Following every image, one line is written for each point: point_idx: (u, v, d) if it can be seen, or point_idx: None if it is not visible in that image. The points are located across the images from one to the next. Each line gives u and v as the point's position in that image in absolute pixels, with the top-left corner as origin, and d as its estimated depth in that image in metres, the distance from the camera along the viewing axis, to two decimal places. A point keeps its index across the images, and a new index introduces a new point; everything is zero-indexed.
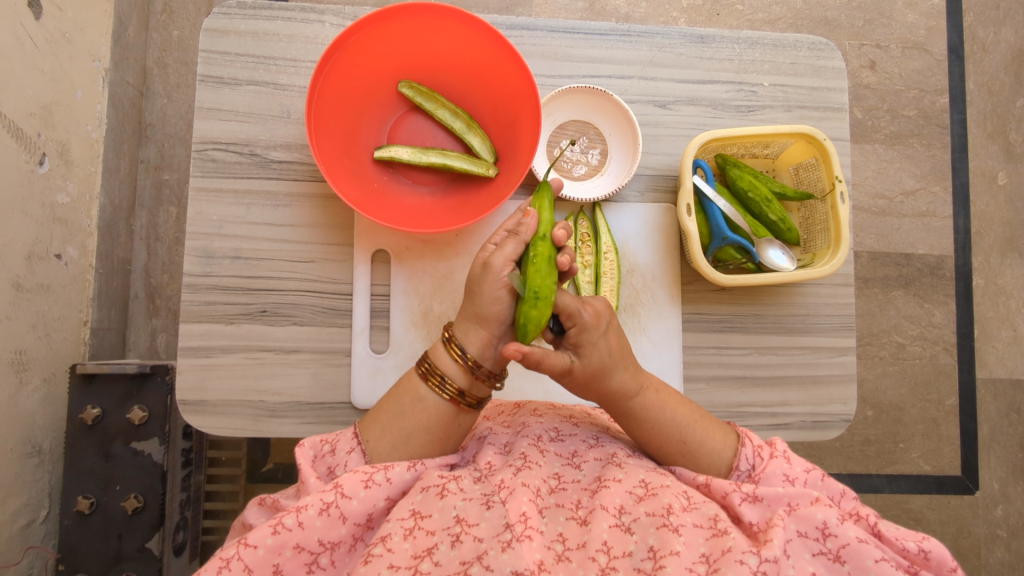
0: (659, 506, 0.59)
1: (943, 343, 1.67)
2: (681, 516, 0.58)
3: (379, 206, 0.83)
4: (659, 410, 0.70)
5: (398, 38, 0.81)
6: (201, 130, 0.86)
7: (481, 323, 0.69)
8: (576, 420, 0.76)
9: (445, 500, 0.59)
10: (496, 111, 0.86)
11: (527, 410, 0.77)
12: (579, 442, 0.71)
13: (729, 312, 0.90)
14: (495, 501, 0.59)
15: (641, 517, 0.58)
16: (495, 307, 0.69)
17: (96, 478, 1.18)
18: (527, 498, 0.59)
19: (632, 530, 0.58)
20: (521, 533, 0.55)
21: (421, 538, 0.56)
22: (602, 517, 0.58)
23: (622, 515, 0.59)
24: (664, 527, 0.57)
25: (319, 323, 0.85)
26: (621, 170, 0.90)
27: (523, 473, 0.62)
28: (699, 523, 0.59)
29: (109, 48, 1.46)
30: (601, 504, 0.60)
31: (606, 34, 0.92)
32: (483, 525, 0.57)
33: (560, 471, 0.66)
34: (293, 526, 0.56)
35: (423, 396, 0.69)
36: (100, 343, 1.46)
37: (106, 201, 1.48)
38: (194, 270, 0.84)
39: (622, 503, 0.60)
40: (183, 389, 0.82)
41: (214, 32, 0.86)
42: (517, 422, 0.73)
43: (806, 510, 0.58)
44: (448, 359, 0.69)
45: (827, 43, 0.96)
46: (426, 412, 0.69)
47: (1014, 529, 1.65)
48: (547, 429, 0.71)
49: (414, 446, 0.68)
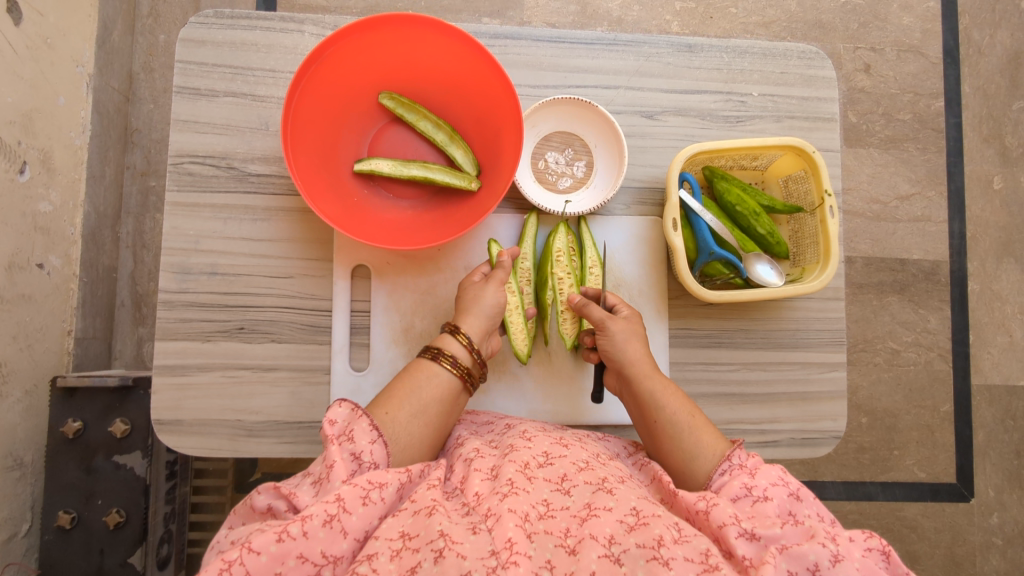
0: (650, 537, 0.56)
1: (938, 349, 1.66)
2: (672, 548, 0.55)
3: (359, 221, 0.81)
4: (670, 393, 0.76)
5: (377, 49, 0.79)
6: (178, 143, 0.84)
7: (483, 320, 0.79)
8: (566, 442, 0.74)
9: (432, 518, 0.57)
10: (479, 123, 0.84)
11: (517, 431, 0.75)
12: (569, 466, 0.68)
13: (717, 328, 0.89)
14: (482, 527, 0.57)
15: (632, 547, 0.56)
16: (496, 309, 0.80)
17: (77, 491, 1.17)
18: (514, 524, 0.56)
19: (622, 561, 0.55)
20: (507, 560, 0.53)
21: (407, 557, 0.54)
22: (591, 547, 0.56)
23: (612, 545, 0.57)
24: (653, 559, 0.54)
25: (299, 340, 0.83)
26: (607, 182, 0.88)
27: (509, 499, 0.60)
28: (690, 557, 0.55)
29: (94, 53, 1.44)
30: (590, 533, 0.58)
31: (593, 43, 0.90)
32: (467, 545, 0.55)
33: (548, 497, 0.63)
34: (297, 535, 0.54)
35: (440, 374, 0.74)
36: (85, 353, 1.44)
37: (91, 208, 1.46)
38: (171, 286, 0.82)
39: (612, 532, 0.58)
40: (159, 408, 0.80)
41: (191, 42, 0.84)
42: (505, 445, 0.72)
43: (799, 550, 0.54)
44: (453, 343, 0.77)
45: (818, 51, 0.94)
46: (441, 387, 0.73)
47: (1009, 537, 1.64)
48: (536, 455, 0.69)
49: (430, 417, 0.71)
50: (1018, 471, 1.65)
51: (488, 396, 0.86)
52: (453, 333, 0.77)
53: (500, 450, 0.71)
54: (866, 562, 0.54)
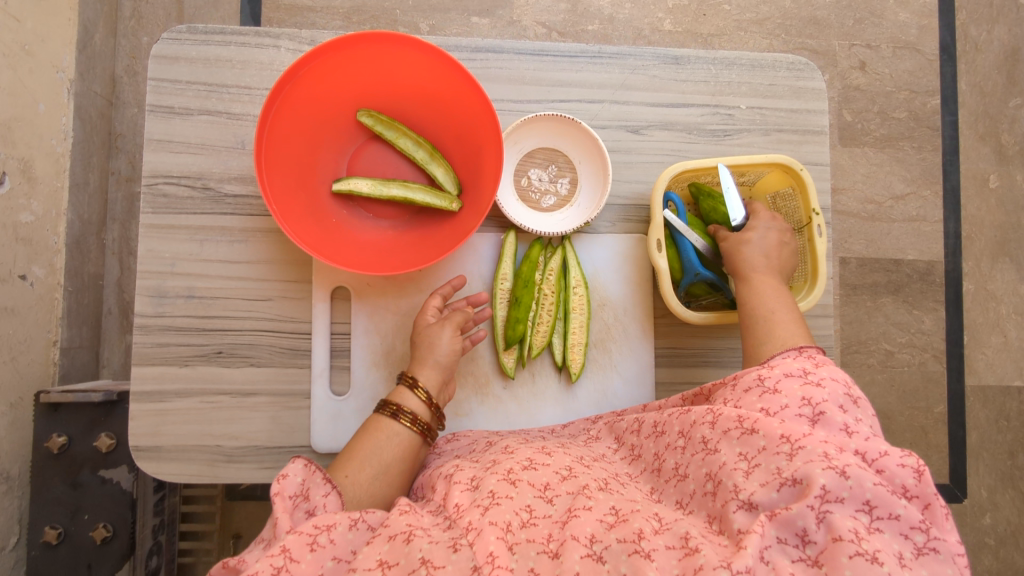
0: (630, 531, 0.55)
1: (932, 351, 1.65)
2: (653, 539, 0.55)
3: (337, 244, 0.79)
4: (772, 288, 0.76)
5: (353, 67, 0.77)
6: (152, 163, 0.82)
7: (440, 370, 0.77)
8: (550, 450, 0.73)
9: (411, 544, 0.56)
10: (460, 140, 0.83)
11: (500, 446, 0.74)
12: (552, 474, 0.66)
13: (704, 346, 0.88)
14: (463, 543, 0.56)
15: (613, 544, 0.55)
16: (453, 356, 0.78)
17: (63, 506, 1.16)
18: (495, 537, 0.55)
19: (605, 559, 0.54)
20: (488, 574, 0.52)
21: None
22: (573, 548, 0.54)
23: (594, 543, 0.55)
24: (636, 553, 0.53)
25: (278, 363, 0.82)
26: (591, 201, 0.86)
27: (490, 511, 0.59)
28: (671, 544, 0.54)
29: (74, 57, 1.41)
30: (571, 534, 0.56)
31: (576, 56, 0.88)
32: (449, 567, 0.53)
33: (531, 504, 0.61)
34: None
35: (400, 432, 0.72)
36: (72, 363, 1.43)
37: (74, 216, 1.44)
38: (147, 310, 0.81)
39: (593, 532, 0.56)
40: (137, 435, 0.80)
41: (164, 59, 0.82)
42: (486, 460, 0.71)
43: (787, 515, 0.53)
44: (410, 396, 0.75)
45: (807, 62, 0.92)
46: (399, 446, 0.71)
47: (1001, 537, 1.64)
48: (519, 463, 0.68)
49: (392, 476, 0.70)
50: (1011, 473, 1.65)
51: (470, 419, 0.84)
52: (411, 386, 0.75)
53: (481, 464, 0.71)
54: (878, 492, 0.53)
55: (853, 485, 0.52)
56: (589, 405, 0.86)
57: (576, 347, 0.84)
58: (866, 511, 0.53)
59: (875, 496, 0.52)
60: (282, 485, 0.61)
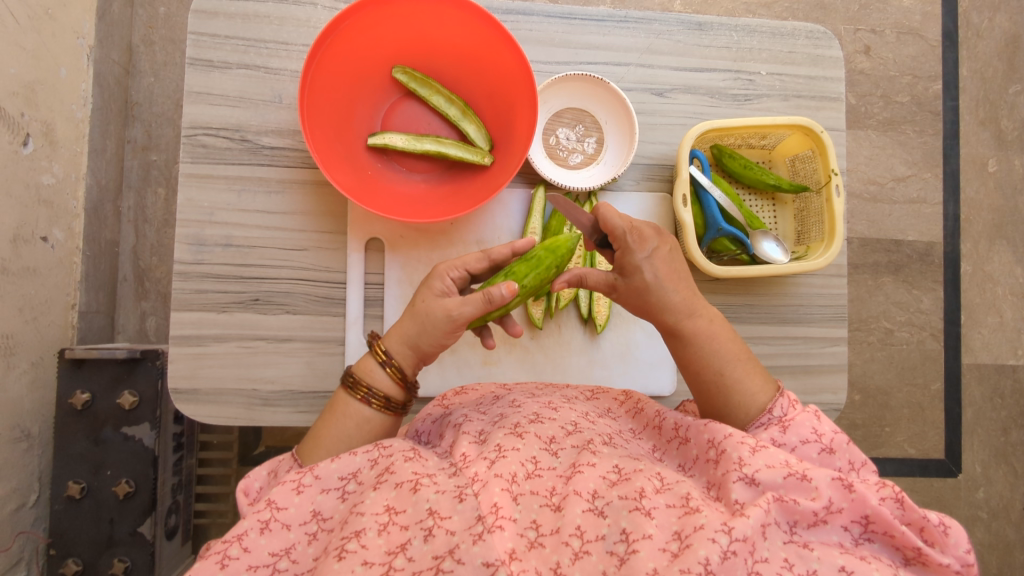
0: (631, 489, 0.57)
1: (931, 329, 1.69)
2: (654, 498, 0.56)
3: (373, 194, 0.82)
4: (708, 337, 0.70)
5: (392, 22, 0.79)
6: (191, 115, 0.84)
7: (419, 351, 0.70)
8: (555, 404, 0.73)
9: (418, 495, 0.56)
10: (493, 98, 0.85)
11: (507, 400, 0.76)
12: (557, 428, 0.67)
13: (723, 303, 0.91)
14: (468, 493, 0.56)
15: (615, 500, 0.56)
16: (435, 345, 0.69)
17: (86, 462, 1.11)
18: (500, 489, 0.56)
19: (606, 513, 0.56)
20: (493, 524, 0.53)
21: (395, 533, 0.54)
22: (576, 503, 0.56)
23: (596, 499, 0.57)
24: (636, 510, 0.55)
25: (313, 311, 0.85)
26: (618, 159, 0.89)
27: (496, 463, 0.59)
28: (672, 502, 0.57)
29: (94, 24, 1.36)
30: (574, 489, 0.58)
31: (604, 20, 0.90)
32: (456, 518, 0.54)
33: (537, 455, 0.62)
34: (239, 554, 0.55)
35: (369, 417, 0.69)
36: (89, 328, 1.38)
37: (93, 182, 1.38)
38: (186, 258, 0.83)
39: (596, 487, 0.58)
40: (176, 378, 0.82)
41: (203, 13, 0.84)
42: (494, 413, 0.72)
43: (793, 505, 0.55)
44: (380, 372, 0.70)
45: (825, 32, 0.95)
46: (372, 428, 0.69)
47: (994, 511, 1.69)
48: (527, 415, 0.69)
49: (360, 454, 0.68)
50: (1004, 449, 1.70)
51: (498, 368, 0.88)
52: (382, 363, 0.69)
53: (489, 417, 0.72)
54: (879, 510, 0.55)
55: (855, 498, 0.56)
56: (613, 357, 0.90)
57: (601, 301, 0.88)
58: (859, 525, 0.56)
59: (872, 514, 0.55)
60: (254, 473, 0.64)
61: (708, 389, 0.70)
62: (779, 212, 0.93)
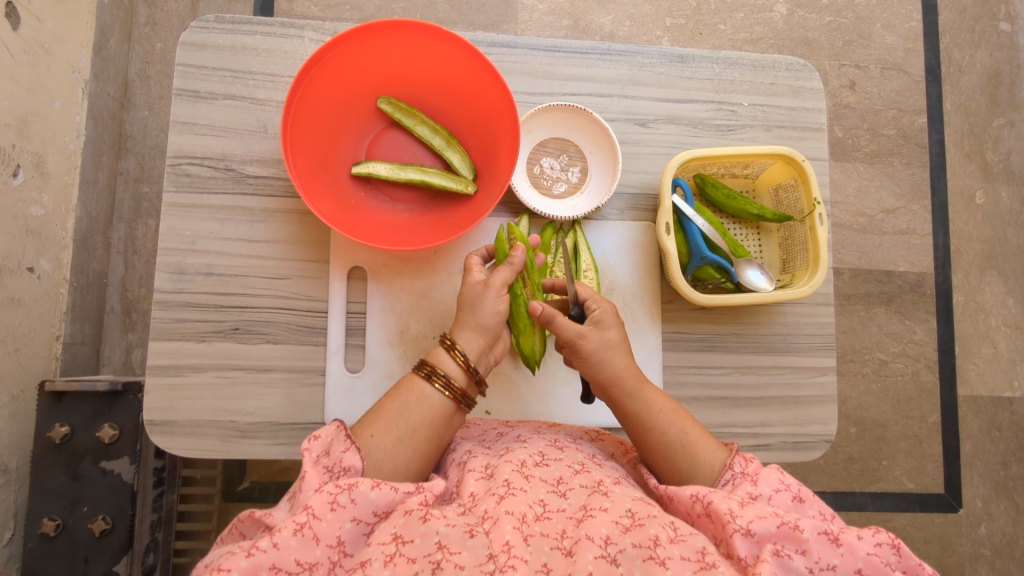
0: (645, 537, 0.55)
1: (925, 360, 1.67)
2: (668, 548, 0.54)
3: (356, 224, 0.82)
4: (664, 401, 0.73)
5: (375, 54, 0.80)
6: (176, 144, 0.84)
7: (481, 333, 0.74)
8: (562, 444, 0.72)
9: (428, 525, 0.54)
10: (476, 127, 0.86)
11: (512, 436, 0.74)
12: (565, 468, 0.66)
13: (709, 332, 0.90)
14: (479, 530, 0.55)
15: (627, 548, 0.54)
16: (497, 319, 0.74)
17: (62, 497, 1.07)
18: (511, 527, 0.54)
19: (619, 561, 0.53)
20: (505, 563, 0.51)
21: (401, 566, 0.52)
22: (588, 548, 0.54)
23: (608, 545, 0.55)
24: (650, 559, 0.53)
25: (294, 341, 0.84)
26: (601, 189, 0.89)
27: (506, 500, 0.58)
28: (687, 556, 0.54)
29: (90, 59, 1.38)
30: (586, 534, 0.55)
31: (587, 53, 0.92)
32: (466, 553, 0.53)
33: (544, 498, 0.61)
34: (268, 548, 0.52)
35: (431, 395, 0.69)
36: (73, 359, 1.35)
37: (83, 214, 1.38)
38: (166, 286, 0.83)
39: (608, 533, 0.56)
40: (151, 409, 0.80)
41: (192, 46, 0.85)
42: (499, 447, 0.71)
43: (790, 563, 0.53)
44: (448, 359, 0.72)
45: (806, 64, 0.96)
46: (432, 409, 0.69)
47: (997, 548, 1.64)
48: (532, 454, 0.68)
49: (417, 441, 0.67)
50: (1004, 482, 1.67)
51: (482, 399, 0.87)
52: (450, 350, 0.72)
53: (494, 451, 0.70)
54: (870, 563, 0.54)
55: (844, 553, 0.54)
56: None
57: None
58: None
59: (868, 565, 0.54)
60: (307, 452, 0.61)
61: (654, 449, 0.70)
62: (764, 240, 0.93)
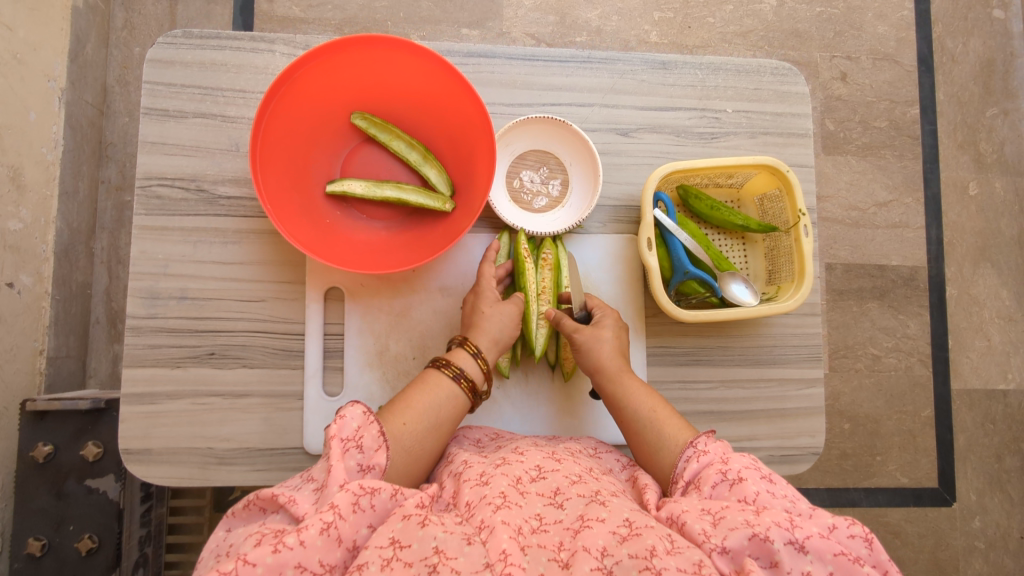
0: (642, 547, 0.52)
1: (918, 355, 1.66)
2: (664, 558, 0.51)
3: (332, 245, 0.80)
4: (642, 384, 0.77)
5: (346, 70, 0.78)
6: (145, 165, 0.82)
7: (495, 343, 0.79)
8: (559, 456, 0.70)
9: (425, 530, 0.53)
10: (452, 141, 0.84)
11: (508, 447, 0.73)
12: (562, 479, 0.64)
13: (694, 346, 0.89)
14: (477, 539, 0.53)
15: (624, 559, 0.51)
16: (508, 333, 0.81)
17: (47, 517, 1.05)
18: (508, 535, 0.53)
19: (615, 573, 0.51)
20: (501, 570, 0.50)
21: (398, 570, 0.50)
22: (583, 560, 0.51)
23: (605, 557, 0.52)
24: (646, 570, 0.50)
25: (271, 364, 0.82)
26: (582, 203, 0.88)
27: (502, 511, 0.56)
28: (683, 568, 0.50)
29: (65, 66, 1.35)
30: (583, 545, 0.53)
31: (566, 61, 0.89)
32: (462, 559, 0.51)
33: (540, 512, 0.59)
34: (294, 545, 0.50)
35: (456, 394, 0.72)
36: (57, 373, 1.33)
37: (63, 225, 1.36)
38: (139, 312, 0.81)
39: (604, 544, 0.53)
40: (127, 437, 0.79)
41: (159, 62, 0.83)
42: (496, 457, 0.69)
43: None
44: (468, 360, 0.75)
45: (791, 68, 0.94)
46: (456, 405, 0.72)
47: (991, 541, 1.64)
48: (529, 469, 0.65)
49: (443, 433, 0.70)
50: (999, 475, 1.66)
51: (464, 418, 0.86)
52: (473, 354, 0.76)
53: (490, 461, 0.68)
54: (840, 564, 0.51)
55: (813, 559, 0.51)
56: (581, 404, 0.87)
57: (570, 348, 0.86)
58: None
59: (836, 567, 0.51)
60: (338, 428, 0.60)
61: (625, 424, 0.75)
62: (750, 251, 0.92)
